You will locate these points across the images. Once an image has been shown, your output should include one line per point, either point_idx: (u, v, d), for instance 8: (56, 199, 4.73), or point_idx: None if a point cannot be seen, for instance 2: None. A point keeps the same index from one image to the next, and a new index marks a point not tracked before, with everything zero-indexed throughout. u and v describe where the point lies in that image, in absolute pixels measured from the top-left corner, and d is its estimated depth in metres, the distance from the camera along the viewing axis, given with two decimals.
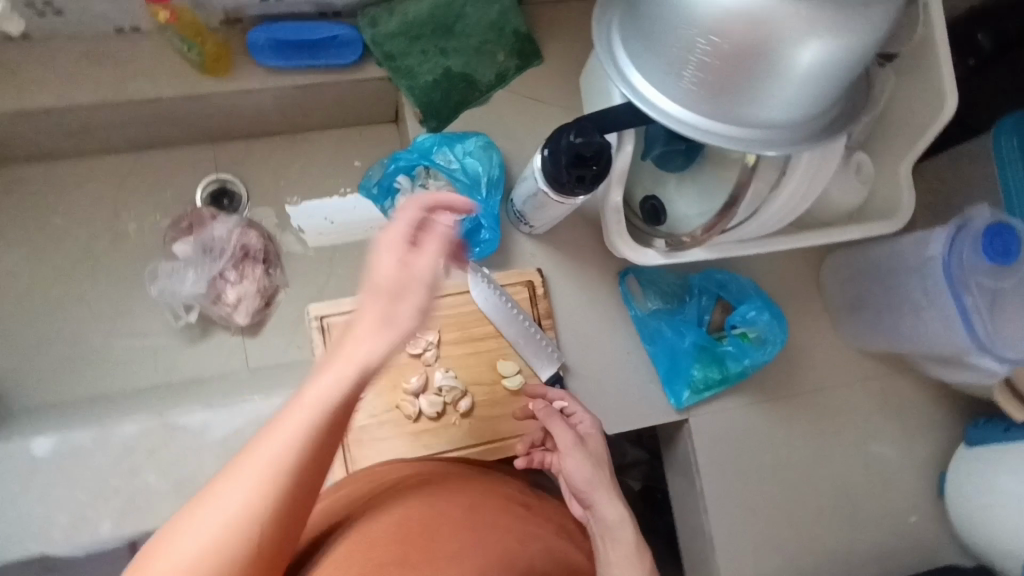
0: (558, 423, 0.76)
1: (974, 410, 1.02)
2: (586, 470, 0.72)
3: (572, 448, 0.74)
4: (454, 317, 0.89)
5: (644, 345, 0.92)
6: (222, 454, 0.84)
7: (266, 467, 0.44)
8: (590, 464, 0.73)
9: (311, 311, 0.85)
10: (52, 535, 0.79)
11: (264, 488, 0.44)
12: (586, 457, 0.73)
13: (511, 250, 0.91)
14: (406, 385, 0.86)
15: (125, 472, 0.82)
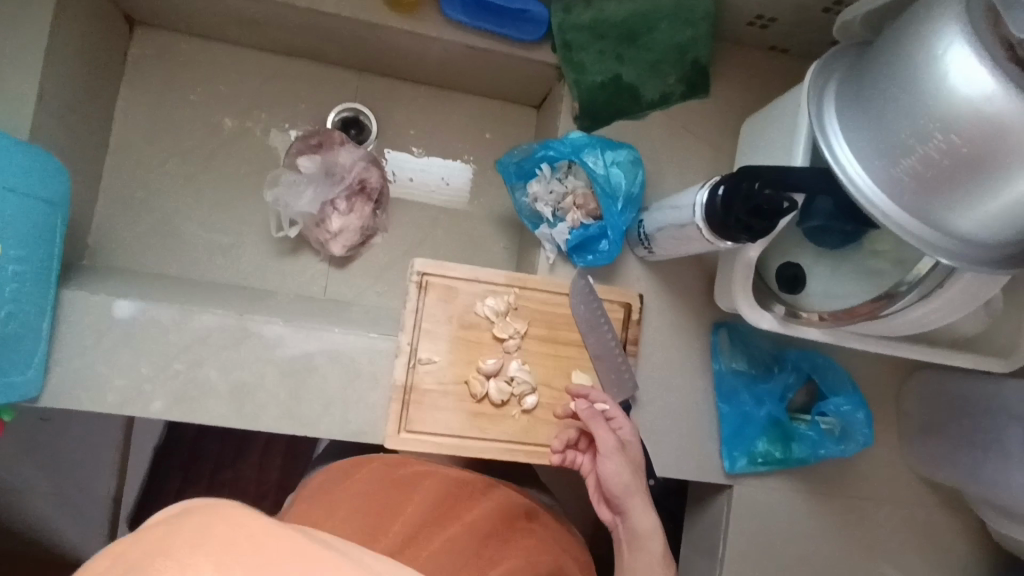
0: (601, 425, 0.77)
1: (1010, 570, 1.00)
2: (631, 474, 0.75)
3: (614, 453, 0.76)
4: (545, 314, 0.87)
5: (717, 400, 0.91)
6: (285, 372, 0.83)
7: None
8: (628, 469, 0.75)
9: (416, 264, 0.85)
10: (105, 397, 0.79)
11: None
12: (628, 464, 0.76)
13: (619, 268, 0.90)
14: (482, 365, 0.84)
15: (189, 361, 0.81)
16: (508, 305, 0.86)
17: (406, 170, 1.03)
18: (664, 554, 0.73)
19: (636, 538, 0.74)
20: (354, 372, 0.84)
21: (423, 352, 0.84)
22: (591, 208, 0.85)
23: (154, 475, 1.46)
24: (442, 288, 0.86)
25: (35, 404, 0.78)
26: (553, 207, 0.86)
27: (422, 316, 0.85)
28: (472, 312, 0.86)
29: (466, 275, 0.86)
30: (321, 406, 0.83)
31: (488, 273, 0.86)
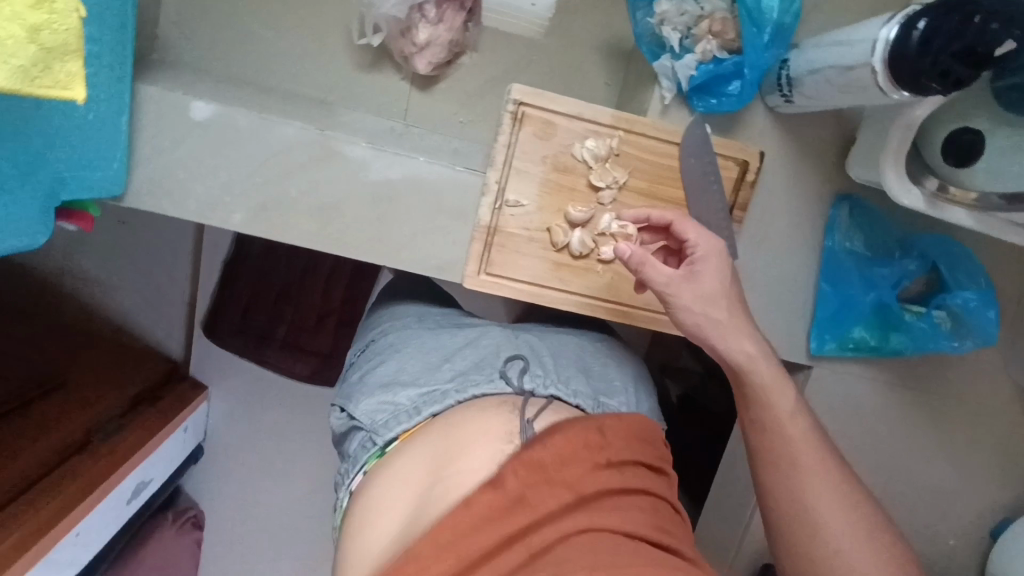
0: (686, 224, 0.65)
1: None
2: (722, 275, 0.62)
3: (680, 286, 0.62)
4: (649, 164, 0.78)
5: (819, 280, 0.84)
6: (366, 197, 0.78)
7: None
8: (709, 300, 0.62)
9: (513, 91, 0.74)
10: (186, 205, 0.76)
11: None
12: (703, 288, 0.62)
13: (742, 120, 0.79)
14: (569, 213, 0.77)
15: (269, 175, 0.76)
16: (610, 150, 0.77)
17: None
18: (792, 390, 0.63)
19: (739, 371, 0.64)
20: (439, 206, 0.79)
21: (511, 194, 0.77)
22: (728, 39, 0.72)
23: (224, 287, 1.48)
24: (540, 122, 0.76)
25: (122, 204, 0.76)
26: (681, 34, 0.73)
27: (517, 154, 0.76)
28: (569, 154, 0.77)
29: (568, 110, 0.76)
30: (401, 237, 0.80)
31: (594, 110, 0.76)
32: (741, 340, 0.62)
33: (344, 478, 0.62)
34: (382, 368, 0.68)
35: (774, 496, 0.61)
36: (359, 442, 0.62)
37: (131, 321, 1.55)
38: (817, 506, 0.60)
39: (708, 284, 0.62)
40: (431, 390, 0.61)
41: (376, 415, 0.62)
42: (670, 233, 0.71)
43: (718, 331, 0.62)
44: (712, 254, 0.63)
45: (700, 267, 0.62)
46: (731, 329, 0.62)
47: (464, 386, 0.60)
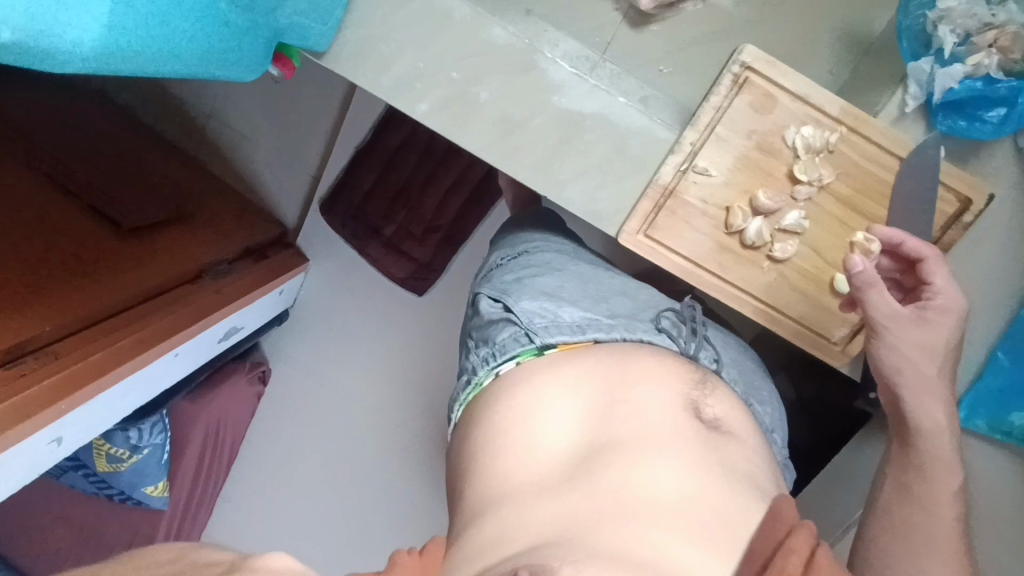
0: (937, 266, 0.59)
1: None
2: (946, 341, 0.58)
3: (897, 322, 0.59)
4: (862, 172, 0.71)
5: (995, 349, 0.75)
6: (552, 123, 0.75)
7: None
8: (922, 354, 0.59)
9: (744, 52, 0.68)
10: (379, 80, 0.76)
11: None
12: (913, 339, 0.58)
13: (981, 153, 0.70)
14: (757, 197, 0.72)
15: (467, 73, 0.74)
16: (825, 145, 0.70)
17: None
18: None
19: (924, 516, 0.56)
20: (621, 152, 0.75)
21: (702, 161, 0.72)
22: (1012, 57, 0.63)
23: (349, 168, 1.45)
24: (761, 94, 0.70)
25: (320, 63, 0.76)
26: (959, 37, 0.64)
27: (724, 118, 0.71)
28: (779, 136, 0.71)
29: (797, 88, 0.69)
30: (572, 173, 0.75)
31: (824, 96, 0.69)
32: (932, 406, 0.58)
33: (483, 360, 0.62)
34: (539, 277, 0.68)
35: None
36: (507, 334, 0.62)
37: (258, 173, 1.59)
38: None
39: (934, 336, 0.58)
40: (594, 318, 0.63)
41: (536, 317, 0.62)
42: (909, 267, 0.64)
43: (910, 383, 0.59)
44: (948, 313, 0.59)
45: (931, 320, 0.59)
46: (933, 394, 0.59)
47: (632, 329, 0.63)
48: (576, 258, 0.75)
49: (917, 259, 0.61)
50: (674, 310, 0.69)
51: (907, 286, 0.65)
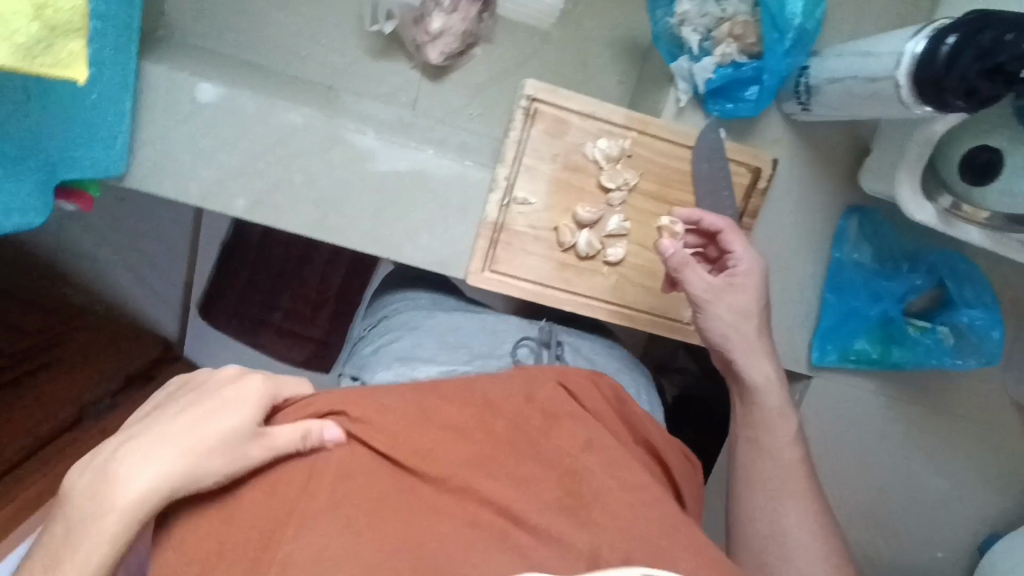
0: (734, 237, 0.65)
1: None
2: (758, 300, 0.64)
3: (717, 292, 0.63)
4: (661, 167, 0.77)
5: (824, 290, 0.84)
6: (372, 189, 0.77)
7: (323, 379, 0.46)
8: (739, 317, 0.63)
9: (526, 86, 0.73)
10: (187, 188, 0.74)
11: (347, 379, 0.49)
12: (732, 305, 0.63)
13: (757, 125, 0.78)
14: (578, 211, 0.76)
15: (274, 161, 0.75)
16: (622, 151, 0.76)
17: None
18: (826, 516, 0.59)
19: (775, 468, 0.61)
20: (445, 200, 0.77)
21: (519, 191, 0.76)
22: (748, 43, 0.71)
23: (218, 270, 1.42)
24: (553, 120, 0.75)
25: (122, 185, 0.74)
26: (700, 36, 0.72)
27: (527, 148, 0.75)
28: (580, 153, 0.76)
29: (582, 108, 0.74)
30: (405, 230, 0.79)
31: (607, 109, 0.74)
32: (757, 368, 0.63)
33: None
34: (394, 342, 0.69)
35: None
36: None
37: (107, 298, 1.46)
38: None
39: (744, 298, 0.63)
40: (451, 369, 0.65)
41: None
42: (711, 240, 0.70)
43: (737, 346, 0.63)
44: (751, 276, 0.64)
45: (739, 284, 0.63)
46: (754, 350, 0.63)
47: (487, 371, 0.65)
48: (435, 306, 0.77)
49: (717, 232, 0.67)
50: (529, 337, 0.72)
51: (712, 260, 0.71)
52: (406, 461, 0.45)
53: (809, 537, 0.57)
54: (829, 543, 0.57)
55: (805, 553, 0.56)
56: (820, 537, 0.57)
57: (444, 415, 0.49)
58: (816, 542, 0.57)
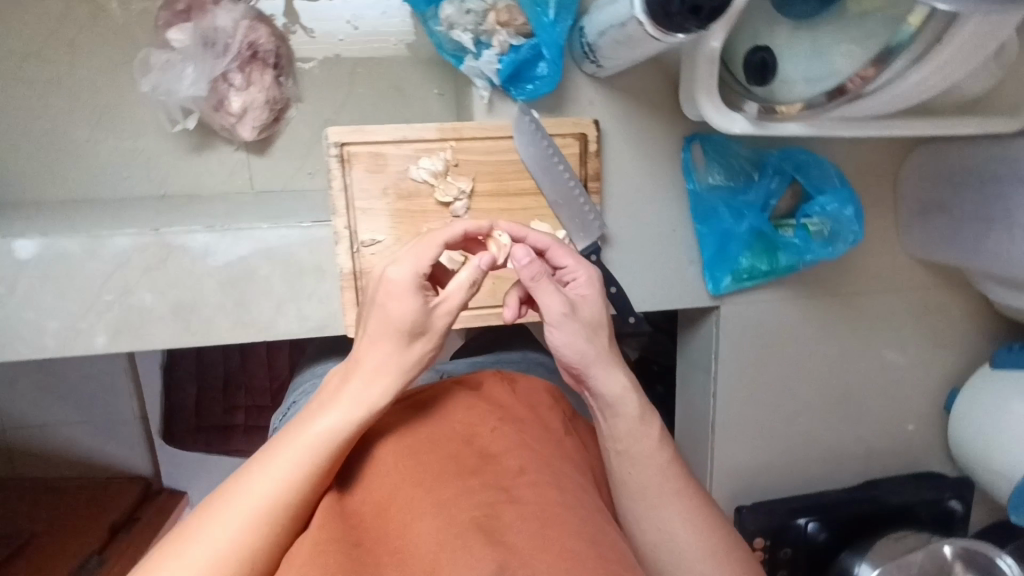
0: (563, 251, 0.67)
1: (1005, 333, 1.00)
2: (600, 311, 0.65)
3: (561, 320, 0.62)
4: (491, 165, 0.78)
5: (694, 223, 0.84)
6: (223, 282, 0.77)
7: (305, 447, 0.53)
8: (583, 335, 0.63)
9: (330, 136, 0.73)
10: (43, 343, 0.75)
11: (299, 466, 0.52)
12: (579, 328, 0.63)
13: (567, 93, 0.78)
14: (427, 232, 0.77)
15: (118, 289, 0.75)
16: (446, 164, 0.76)
17: (301, 18, 0.86)
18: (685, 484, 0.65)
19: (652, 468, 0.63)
20: (297, 267, 0.78)
21: (364, 234, 0.76)
22: (519, 23, 0.71)
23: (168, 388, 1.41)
24: (368, 157, 0.75)
25: None
26: (473, 33, 0.72)
27: (353, 193, 0.75)
28: (408, 179, 0.76)
29: (391, 136, 0.75)
30: (272, 308, 0.78)
31: (415, 130, 0.75)
32: (615, 377, 0.64)
33: None
34: None
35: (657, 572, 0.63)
36: None
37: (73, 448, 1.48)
38: None
39: (593, 309, 0.64)
40: None
41: None
42: None
43: (593, 363, 0.63)
44: (593, 286, 0.65)
45: (585, 296, 0.65)
46: (606, 364, 0.63)
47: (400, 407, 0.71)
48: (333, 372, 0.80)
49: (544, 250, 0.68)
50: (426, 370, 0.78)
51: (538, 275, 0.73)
52: (438, 490, 0.53)
53: (687, 530, 0.63)
54: (707, 529, 0.64)
55: (686, 545, 0.63)
56: (697, 529, 0.63)
57: (416, 458, 0.57)
58: (693, 533, 0.63)
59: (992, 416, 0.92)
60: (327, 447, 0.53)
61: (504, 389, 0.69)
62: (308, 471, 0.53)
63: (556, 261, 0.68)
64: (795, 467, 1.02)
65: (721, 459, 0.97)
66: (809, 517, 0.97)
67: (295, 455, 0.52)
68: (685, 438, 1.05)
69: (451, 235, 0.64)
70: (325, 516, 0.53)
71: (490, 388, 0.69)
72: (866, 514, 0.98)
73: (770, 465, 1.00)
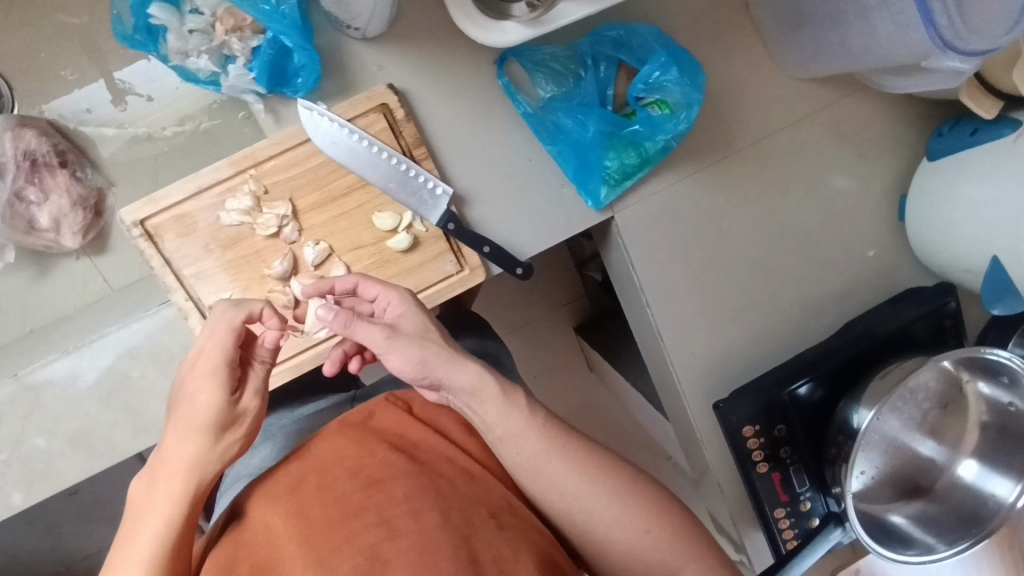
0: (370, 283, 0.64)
1: (931, 115, 0.91)
2: (422, 320, 0.61)
3: (388, 344, 0.58)
4: (303, 177, 0.71)
5: (545, 146, 0.76)
6: (102, 398, 0.74)
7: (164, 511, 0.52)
8: (412, 347, 0.59)
9: (125, 216, 0.68)
10: None
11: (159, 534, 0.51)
12: (408, 343, 0.59)
13: (349, 67, 0.71)
14: (270, 271, 0.71)
15: (7, 445, 0.73)
16: (254, 196, 0.70)
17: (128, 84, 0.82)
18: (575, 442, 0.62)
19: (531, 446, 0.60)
20: (166, 355, 0.75)
21: (209, 298, 0.72)
22: (249, 24, 0.65)
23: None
24: (175, 222, 0.70)
25: None
26: (213, 53, 0.67)
27: (178, 263, 0.71)
28: (224, 226, 0.71)
29: (187, 190, 0.70)
30: (162, 404, 0.75)
31: (206, 173, 0.69)
32: (461, 373, 0.60)
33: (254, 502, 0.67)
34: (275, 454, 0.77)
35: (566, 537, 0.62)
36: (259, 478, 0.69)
37: None
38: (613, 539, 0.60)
39: (411, 321, 0.61)
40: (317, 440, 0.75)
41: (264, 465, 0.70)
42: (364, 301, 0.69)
43: (439, 364, 0.59)
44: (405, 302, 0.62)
45: (399, 315, 0.61)
46: (450, 361, 0.59)
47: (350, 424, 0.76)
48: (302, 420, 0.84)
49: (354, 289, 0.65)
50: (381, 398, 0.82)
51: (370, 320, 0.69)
52: (322, 542, 0.51)
53: (582, 483, 0.60)
54: (600, 476, 0.61)
55: (586, 498, 0.60)
56: (593, 480, 0.61)
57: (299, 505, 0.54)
58: (588, 484, 0.61)
59: (944, 209, 0.82)
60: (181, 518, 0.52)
61: (398, 411, 0.63)
62: (163, 549, 0.51)
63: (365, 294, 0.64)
64: (773, 342, 0.93)
65: (681, 361, 0.91)
66: (805, 380, 0.89)
67: (155, 529, 0.51)
68: (650, 356, 0.98)
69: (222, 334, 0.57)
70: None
71: (381, 415, 0.63)
72: (854, 355, 0.89)
73: (745, 350, 0.92)
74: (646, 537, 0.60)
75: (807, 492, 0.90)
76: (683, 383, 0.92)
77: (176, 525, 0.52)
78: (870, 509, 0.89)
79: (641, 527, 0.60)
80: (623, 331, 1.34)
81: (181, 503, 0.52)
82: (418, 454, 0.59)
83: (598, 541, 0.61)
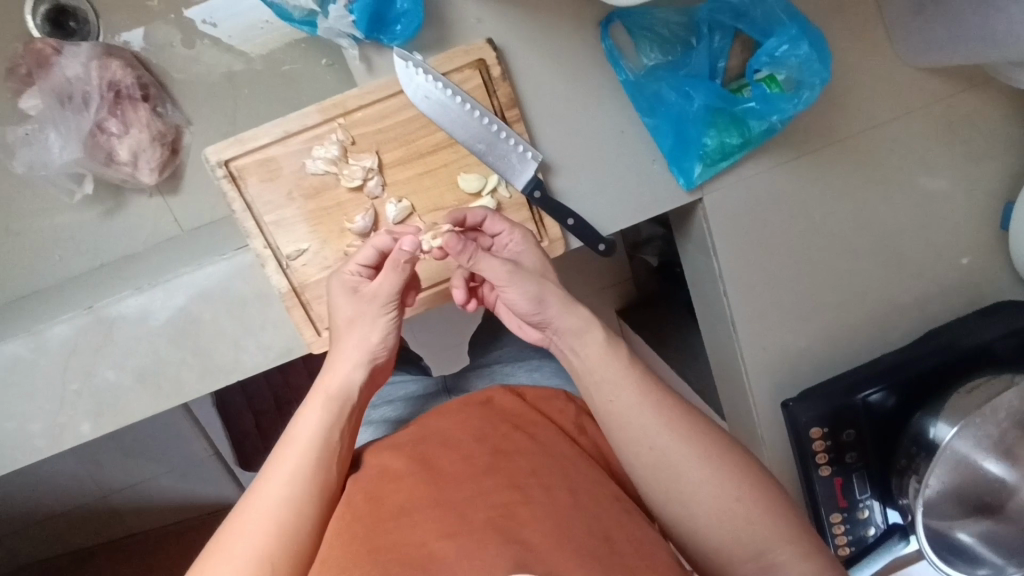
0: (501, 221, 0.67)
1: None
2: (540, 260, 0.65)
3: (509, 277, 0.61)
4: (392, 129, 0.69)
5: (643, 117, 0.72)
6: (173, 337, 0.74)
7: (306, 445, 0.58)
8: (533, 280, 0.61)
9: (210, 155, 0.66)
10: (35, 445, 0.76)
11: (304, 465, 0.57)
12: (529, 276, 0.61)
13: (448, 18, 0.67)
14: (352, 225, 0.69)
15: (79, 374, 0.74)
16: (341, 146, 0.68)
17: (218, 25, 0.80)
18: (649, 395, 0.59)
19: (626, 400, 0.59)
20: (239, 300, 0.74)
21: (287, 247, 0.70)
22: None
23: (229, 421, 1.35)
24: (259, 165, 0.68)
25: None
26: None
27: (259, 208, 0.69)
28: (309, 174, 0.69)
29: (274, 134, 0.67)
30: (231, 348, 0.75)
31: (296, 118, 0.67)
32: (575, 316, 0.61)
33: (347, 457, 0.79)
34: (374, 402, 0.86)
35: (666, 508, 0.58)
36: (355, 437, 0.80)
37: (157, 509, 1.44)
38: (702, 500, 0.56)
39: (528, 261, 0.65)
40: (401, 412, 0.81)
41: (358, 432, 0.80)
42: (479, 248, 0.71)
43: (552, 302, 0.61)
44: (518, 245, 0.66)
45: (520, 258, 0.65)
46: (563, 299, 0.62)
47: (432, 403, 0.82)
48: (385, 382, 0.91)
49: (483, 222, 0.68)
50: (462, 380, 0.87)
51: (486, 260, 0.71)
52: (449, 493, 0.52)
53: (680, 443, 0.58)
54: (694, 436, 0.58)
55: (678, 459, 0.57)
56: (687, 441, 0.58)
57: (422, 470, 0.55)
58: (688, 446, 0.58)
59: None
60: (322, 448, 0.58)
61: (515, 398, 0.67)
62: (312, 473, 0.57)
63: (492, 229, 0.68)
64: (847, 344, 0.90)
65: (752, 353, 0.88)
66: (879, 388, 0.84)
67: (299, 458, 0.57)
68: (715, 346, 0.95)
69: (369, 255, 0.65)
70: (340, 510, 0.54)
71: (499, 398, 0.66)
72: (936, 366, 0.84)
73: (818, 349, 0.89)
74: (736, 506, 0.56)
75: (867, 499, 0.88)
76: (749, 376, 0.89)
77: (316, 455, 0.58)
78: (938, 525, 0.86)
79: (730, 493, 0.56)
80: (676, 316, 1.31)
81: (323, 447, 0.58)
82: (537, 434, 0.61)
83: (683, 501, 0.57)
